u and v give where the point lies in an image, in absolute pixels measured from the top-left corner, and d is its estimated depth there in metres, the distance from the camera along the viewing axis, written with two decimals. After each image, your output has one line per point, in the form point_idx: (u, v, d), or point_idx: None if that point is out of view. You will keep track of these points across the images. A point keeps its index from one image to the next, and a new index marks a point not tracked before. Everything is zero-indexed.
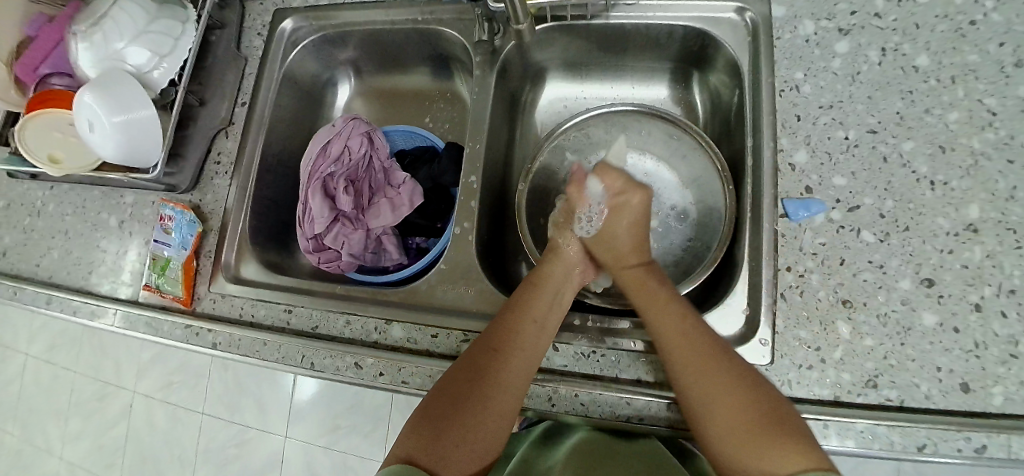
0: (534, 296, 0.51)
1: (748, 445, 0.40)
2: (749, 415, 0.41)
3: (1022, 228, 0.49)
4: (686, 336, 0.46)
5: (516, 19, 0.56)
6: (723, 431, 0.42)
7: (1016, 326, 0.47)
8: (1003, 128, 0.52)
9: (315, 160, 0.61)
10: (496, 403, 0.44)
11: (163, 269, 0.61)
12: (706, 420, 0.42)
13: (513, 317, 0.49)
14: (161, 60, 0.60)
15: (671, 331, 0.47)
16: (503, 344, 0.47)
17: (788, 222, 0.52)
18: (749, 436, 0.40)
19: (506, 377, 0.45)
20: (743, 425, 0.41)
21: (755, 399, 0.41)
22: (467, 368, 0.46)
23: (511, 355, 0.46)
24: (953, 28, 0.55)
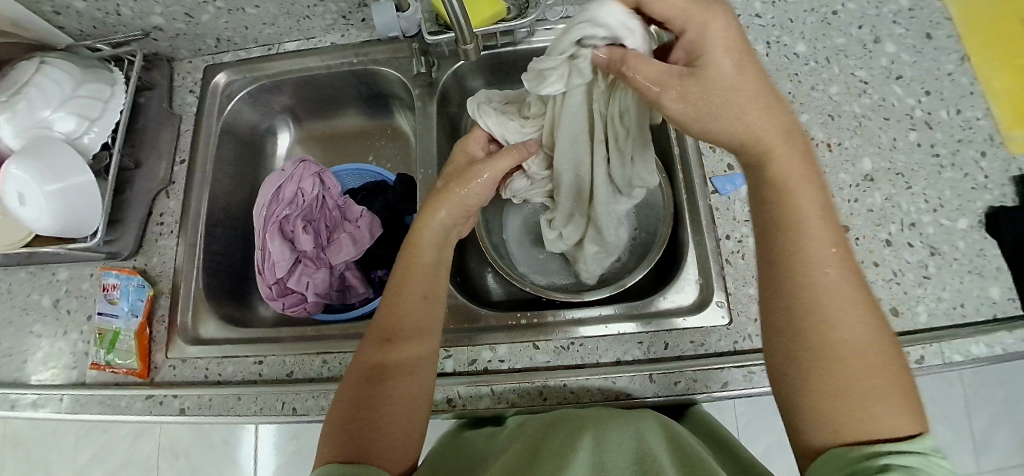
0: (413, 274, 0.48)
1: (852, 393, 0.32)
2: (874, 363, 0.33)
3: (907, 171, 0.59)
4: (819, 259, 0.35)
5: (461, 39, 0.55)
6: (852, 386, 0.32)
7: (922, 252, 0.56)
8: (876, 93, 0.63)
9: (268, 205, 0.60)
10: (397, 393, 0.43)
11: (113, 343, 0.59)
12: (828, 368, 0.33)
13: (396, 300, 0.47)
14: (92, 124, 0.59)
15: (816, 250, 0.36)
16: (394, 330, 0.46)
17: (719, 196, 0.58)
18: (864, 386, 0.32)
19: (399, 363, 0.44)
20: (874, 377, 0.32)
21: (876, 354, 0.33)
22: (366, 363, 0.44)
23: (397, 339, 0.45)
24: (819, 18, 0.67)
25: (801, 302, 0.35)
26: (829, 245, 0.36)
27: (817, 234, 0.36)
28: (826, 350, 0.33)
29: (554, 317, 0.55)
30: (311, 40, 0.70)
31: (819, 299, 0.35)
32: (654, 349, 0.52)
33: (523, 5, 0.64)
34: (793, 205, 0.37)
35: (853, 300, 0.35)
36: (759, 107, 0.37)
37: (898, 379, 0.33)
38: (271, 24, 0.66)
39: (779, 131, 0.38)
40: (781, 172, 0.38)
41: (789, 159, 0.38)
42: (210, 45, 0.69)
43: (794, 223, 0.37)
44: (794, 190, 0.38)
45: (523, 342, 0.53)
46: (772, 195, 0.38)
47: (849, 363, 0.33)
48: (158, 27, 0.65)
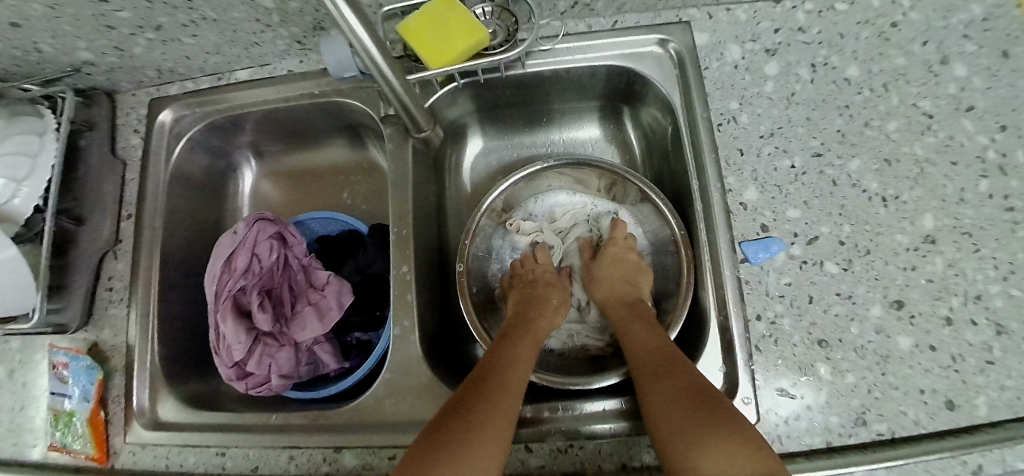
0: (523, 339, 0.52)
1: (699, 440, 0.38)
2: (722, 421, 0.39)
3: (975, 230, 0.49)
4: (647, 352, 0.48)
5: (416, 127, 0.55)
6: (687, 448, 0.38)
7: (987, 331, 0.47)
8: (942, 130, 0.52)
9: (219, 276, 0.52)
10: (485, 426, 0.39)
11: (67, 425, 0.54)
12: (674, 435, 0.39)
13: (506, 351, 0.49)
14: (20, 184, 0.50)
15: (644, 352, 0.49)
16: (497, 377, 0.45)
17: (749, 265, 0.49)
18: (713, 439, 0.37)
19: (494, 403, 0.42)
20: (708, 431, 0.38)
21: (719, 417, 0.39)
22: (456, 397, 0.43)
23: (510, 384, 0.44)
24: (875, 33, 0.55)
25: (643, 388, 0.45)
26: (658, 343, 0.49)
27: (642, 333, 0.51)
28: (662, 417, 0.41)
29: (551, 411, 0.49)
30: (265, 67, 0.60)
31: (660, 380, 0.44)
32: None
33: (511, 27, 0.52)
34: (631, 329, 0.53)
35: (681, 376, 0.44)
36: (612, 266, 0.60)
37: (741, 433, 0.38)
38: (216, 54, 0.56)
39: (613, 291, 0.58)
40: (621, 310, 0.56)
41: (622, 286, 0.58)
42: (152, 76, 0.60)
43: (628, 329, 0.53)
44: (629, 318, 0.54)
45: (515, 443, 0.47)
46: (630, 336, 0.52)
47: (678, 424, 0.40)
48: (88, 61, 0.55)
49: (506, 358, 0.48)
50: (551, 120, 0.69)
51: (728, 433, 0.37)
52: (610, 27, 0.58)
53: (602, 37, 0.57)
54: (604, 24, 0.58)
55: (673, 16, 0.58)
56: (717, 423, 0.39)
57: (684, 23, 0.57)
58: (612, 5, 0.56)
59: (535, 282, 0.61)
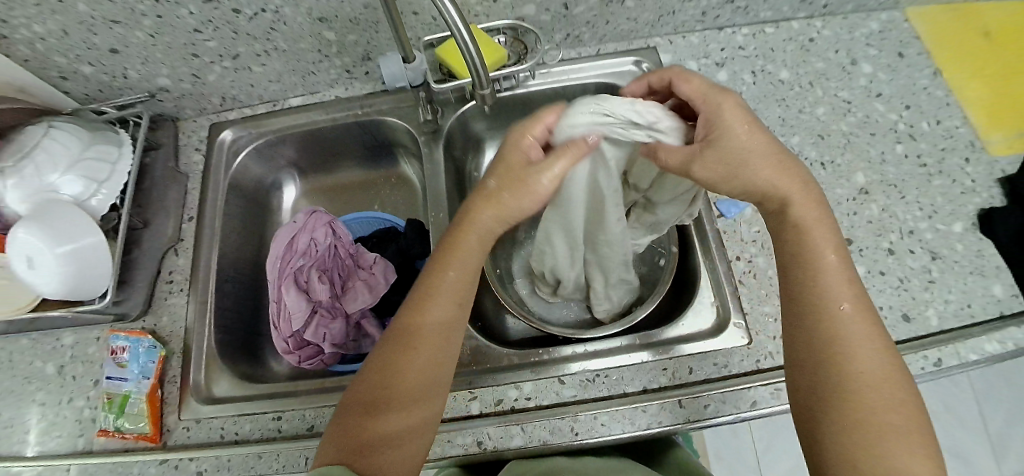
0: (442, 275, 0.46)
1: (885, 440, 0.36)
2: (901, 399, 0.37)
3: (899, 183, 0.60)
4: (836, 309, 0.40)
5: (477, 85, 0.55)
6: (890, 424, 0.36)
7: (925, 257, 0.56)
8: (859, 111, 0.65)
9: (282, 257, 0.61)
10: (397, 396, 0.42)
11: (121, 407, 0.54)
12: (854, 394, 0.37)
13: (418, 305, 0.46)
14: (100, 186, 0.58)
15: (835, 296, 0.41)
16: (406, 338, 0.44)
17: (725, 219, 0.61)
18: (909, 438, 0.36)
19: (412, 389, 0.43)
20: (894, 417, 0.37)
21: (900, 385, 0.38)
22: (373, 384, 0.43)
23: (415, 346, 0.44)
24: (798, 46, 0.70)
25: (819, 334, 0.40)
26: (846, 289, 0.41)
27: (828, 254, 0.42)
28: (857, 372, 0.38)
29: (575, 350, 0.56)
30: (315, 95, 0.73)
31: (848, 332, 0.39)
32: (679, 374, 0.53)
33: (521, 51, 0.66)
34: (803, 256, 0.43)
35: (869, 334, 0.39)
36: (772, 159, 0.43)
37: (916, 418, 0.37)
38: (277, 82, 0.69)
39: (784, 171, 0.43)
40: (806, 218, 0.43)
41: (810, 211, 0.43)
42: (215, 104, 0.71)
43: (813, 266, 0.42)
44: (819, 237, 0.43)
45: (549, 377, 0.54)
46: (789, 237, 0.43)
47: (869, 389, 0.37)
48: (164, 87, 0.66)
49: (410, 322, 0.45)
50: None
51: (907, 411, 0.37)
52: (595, 53, 0.72)
53: (589, 61, 0.71)
54: (590, 51, 0.72)
55: (643, 43, 0.72)
56: (898, 403, 0.37)
57: (653, 48, 0.71)
58: (595, 36, 0.70)
59: (472, 245, 0.47)
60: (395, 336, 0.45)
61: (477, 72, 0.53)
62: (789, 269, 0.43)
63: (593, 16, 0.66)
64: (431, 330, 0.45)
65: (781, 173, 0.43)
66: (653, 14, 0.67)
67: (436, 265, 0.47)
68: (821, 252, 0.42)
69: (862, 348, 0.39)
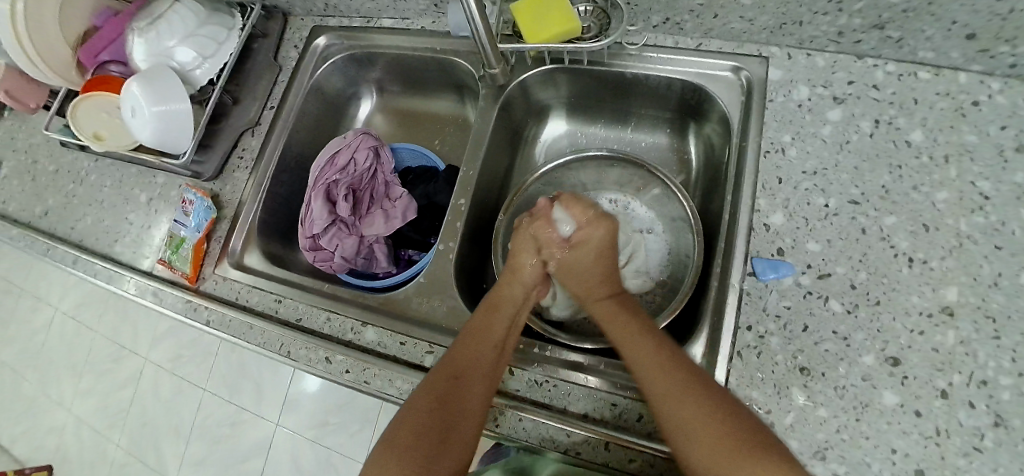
0: (493, 316, 0.54)
1: (727, 463, 0.40)
2: (722, 419, 0.41)
3: (1002, 316, 0.47)
4: (649, 360, 0.47)
5: (488, 62, 0.61)
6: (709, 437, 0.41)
7: (985, 418, 0.45)
8: (995, 213, 0.50)
9: (322, 167, 0.66)
10: (461, 417, 0.47)
11: (177, 247, 0.69)
12: (681, 425, 0.43)
13: (472, 337, 0.52)
14: (204, 61, 0.67)
15: (648, 362, 0.48)
16: (462, 366, 0.50)
17: (756, 280, 0.52)
18: (727, 454, 0.40)
19: (468, 402, 0.48)
20: (707, 434, 0.41)
21: (711, 405, 0.42)
22: (436, 390, 0.48)
23: (470, 371, 0.49)
24: (951, 107, 0.54)
25: (649, 376, 0.47)
26: (657, 352, 0.48)
27: (612, 313, 0.55)
28: (667, 401, 0.44)
29: (540, 350, 0.56)
30: (404, 21, 0.73)
31: (652, 379, 0.46)
32: (625, 417, 0.50)
33: (603, 25, 0.60)
34: (617, 325, 0.53)
35: (669, 372, 0.46)
36: (602, 270, 0.58)
37: (739, 437, 0.40)
38: (371, 0, 0.71)
39: (603, 281, 0.58)
40: (604, 309, 0.56)
41: (604, 305, 0.56)
42: (320, 8, 0.76)
43: (630, 344, 0.51)
44: (619, 319, 0.54)
45: None
46: (614, 322, 0.54)
47: (674, 406, 0.44)
48: None
49: (468, 348, 0.51)
50: (621, 123, 0.74)
51: (727, 429, 0.41)
52: (695, 47, 0.62)
53: (685, 54, 0.62)
54: (689, 43, 0.62)
55: (754, 49, 0.61)
56: (709, 422, 0.42)
57: (763, 58, 0.60)
58: (699, 28, 0.61)
59: (594, 290, 0.58)
60: (453, 356, 0.51)
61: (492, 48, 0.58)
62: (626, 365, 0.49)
63: (698, 5, 0.57)
64: (489, 360, 0.50)
65: (602, 261, 0.58)
66: (776, 19, 0.56)
67: (485, 309, 0.55)
68: (635, 347, 0.50)
69: (686, 409, 0.43)
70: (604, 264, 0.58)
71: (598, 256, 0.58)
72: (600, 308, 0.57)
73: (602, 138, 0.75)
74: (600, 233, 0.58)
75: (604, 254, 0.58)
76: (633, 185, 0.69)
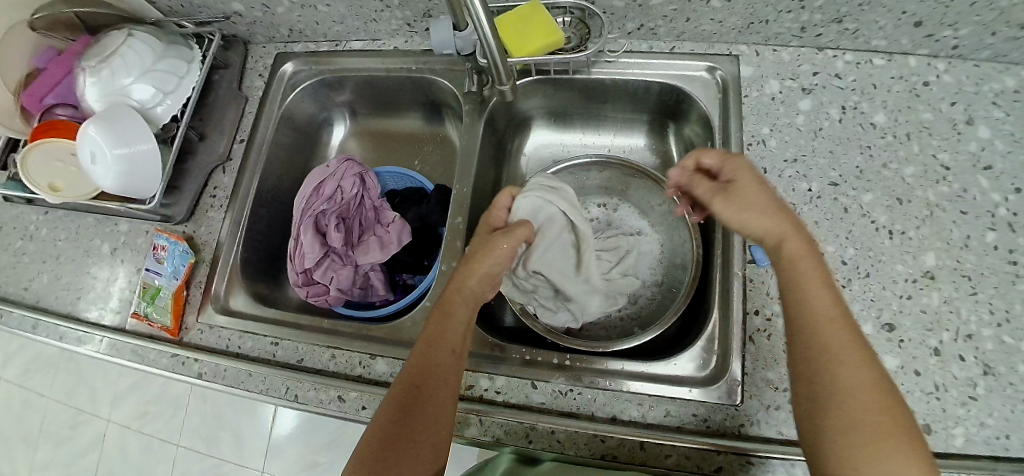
0: (444, 323, 0.49)
1: (875, 448, 0.35)
2: (888, 404, 0.37)
3: (976, 275, 0.52)
4: (833, 322, 0.40)
5: (499, 78, 0.60)
6: (875, 423, 0.36)
7: (974, 369, 0.49)
8: (956, 182, 0.56)
9: (308, 198, 0.64)
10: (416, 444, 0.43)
11: (152, 298, 0.63)
12: (839, 391, 0.38)
13: (424, 351, 0.47)
14: (165, 97, 0.63)
15: (826, 311, 0.41)
16: (424, 382, 0.45)
17: (756, 267, 0.55)
18: (874, 443, 0.35)
19: (433, 406, 0.44)
20: (864, 412, 0.37)
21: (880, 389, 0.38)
22: (402, 394, 0.45)
23: (425, 390, 0.45)
24: (907, 88, 0.60)
25: (810, 331, 0.41)
26: (833, 308, 0.42)
27: (812, 267, 0.43)
28: (834, 365, 0.39)
29: (559, 359, 0.56)
30: (375, 42, 0.72)
31: (828, 338, 0.40)
32: (653, 414, 0.51)
33: (584, 35, 0.62)
34: (799, 267, 0.43)
35: (852, 340, 0.40)
36: (760, 199, 0.47)
37: (899, 424, 0.36)
38: (340, 23, 0.69)
39: (784, 219, 0.46)
40: (788, 252, 0.44)
41: (798, 244, 0.44)
42: (284, 34, 0.73)
43: (806, 286, 0.43)
44: (803, 266, 0.43)
45: (523, 378, 0.54)
46: (786, 267, 0.44)
47: (853, 378, 0.38)
48: (237, 12, 0.69)
49: (418, 367, 0.46)
50: (602, 127, 0.75)
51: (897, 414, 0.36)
52: (669, 51, 0.65)
53: (660, 58, 0.65)
54: (664, 47, 0.65)
55: (724, 49, 0.64)
56: (871, 404, 0.37)
57: (733, 56, 0.63)
58: (672, 32, 0.63)
59: (780, 240, 0.45)
60: (412, 364, 0.47)
61: (496, 60, 0.56)
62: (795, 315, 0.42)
63: (672, 10, 0.59)
64: (444, 377, 0.46)
65: (778, 216, 0.46)
66: (743, 19, 0.59)
67: (435, 317, 0.49)
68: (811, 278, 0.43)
69: (849, 368, 0.38)
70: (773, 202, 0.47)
71: (779, 212, 0.46)
72: (786, 256, 0.44)
73: (584, 143, 0.76)
74: (766, 189, 0.47)
75: (749, 195, 0.48)
76: (621, 186, 0.70)
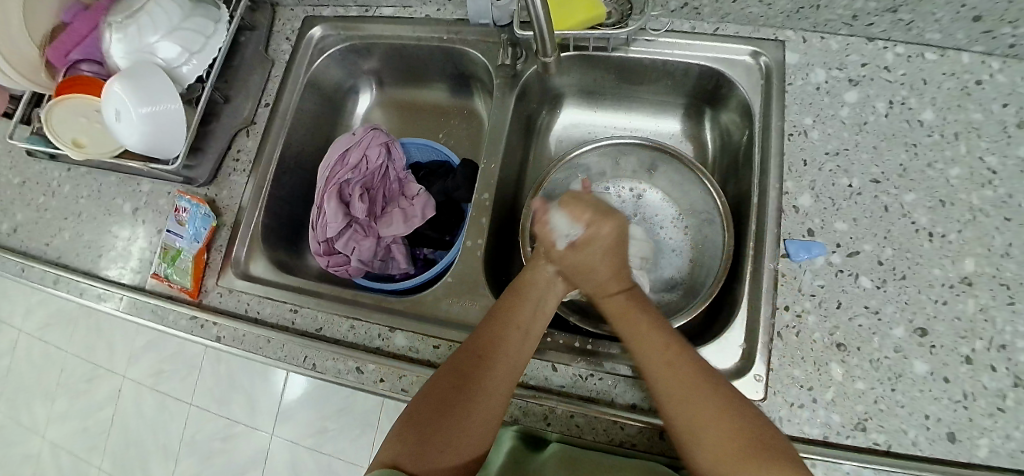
0: (520, 304, 0.50)
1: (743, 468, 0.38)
2: (739, 430, 0.39)
3: (1015, 284, 0.51)
4: (665, 354, 0.45)
5: (543, 50, 0.58)
6: (717, 442, 0.40)
7: (1004, 379, 0.48)
8: (1003, 186, 0.54)
9: (333, 166, 0.64)
10: (469, 421, 0.43)
11: (174, 260, 0.63)
12: (692, 429, 0.41)
13: (493, 331, 0.47)
14: (191, 56, 0.61)
15: (654, 347, 0.46)
16: (493, 357, 0.46)
17: (788, 261, 0.53)
18: (738, 465, 0.38)
19: (495, 382, 0.45)
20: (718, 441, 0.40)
21: (732, 411, 0.40)
22: (449, 382, 0.44)
23: (488, 363, 0.45)
24: (959, 86, 0.57)
25: (642, 357, 0.46)
26: (665, 337, 0.46)
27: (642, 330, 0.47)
28: (695, 425, 0.41)
29: (581, 344, 0.55)
30: (407, 9, 0.69)
31: (660, 374, 0.44)
32: None
33: (625, 11, 0.59)
34: (641, 335, 0.47)
35: (695, 375, 0.43)
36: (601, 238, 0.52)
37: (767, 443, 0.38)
38: None
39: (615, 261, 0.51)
40: (616, 306, 0.50)
41: (640, 312, 0.49)
42: None
43: (626, 315, 0.49)
44: (648, 334, 0.47)
45: (543, 360, 0.54)
46: (626, 328, 0.48)
47: (693, 426, 0.41)
48: None
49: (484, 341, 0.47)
50: (633, 110, 0.73)
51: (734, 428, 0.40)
52: (712, 33, 0.62)
53: (702, 39, 0.62)
54: (706, 29, 0.63)
55: (770, 34, 0.61)
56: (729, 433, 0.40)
57: (779, 42, 0.61)
58: (718, 13, 0.61)
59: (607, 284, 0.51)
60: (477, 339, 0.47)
61: (542, 28, 0.52)
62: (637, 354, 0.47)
63: None
64: (509, 356, 0.46)
65: (609, 257, 0.50)
66: (794, 3, 0.56)
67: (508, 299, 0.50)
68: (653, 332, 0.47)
69: (695, 390, 0.42)
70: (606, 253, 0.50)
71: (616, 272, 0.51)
72: (616, 304, 0.50)
73: (614, 125, 0.74)
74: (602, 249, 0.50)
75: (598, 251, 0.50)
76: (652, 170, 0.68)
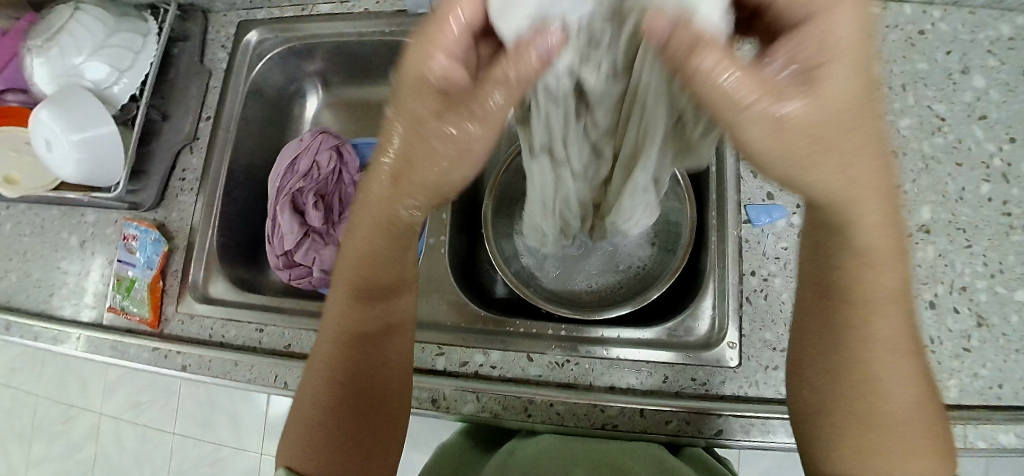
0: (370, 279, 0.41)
1: (884, 448, 0.34)
2: (924, 417, 0.34)
3: (969, 228, 0.52)
4: (874, 316, 0.33)
5: None
6: (897, 431, 0.34)
7: (967, 320, 0.50)
8: (952, 133, 0.55)
9: (283, 174, 0.62)
10: (389, 413, 0.43)
11: (128, 289, 0.62)
12: (873, 406, 0.34)
13: (354, 327, 0.42)
14: (121, 75, 0.58)
15: (883, 293, 0.33)
16: (372, 358, 0.42)
17: (751, 227, 0.53)
18: (910, 451, 0.33)
19: (389, 375, 0.43)
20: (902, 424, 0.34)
21: (920, 404, 0.34)
22: (342, 407, 0.41)
23: (377, 364, 0.42)
24: (903, 37, 0.58)
25: (861, 307, 0.33)
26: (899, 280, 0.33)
27: (895, 329, 0.33)
28: (869, 393, 0.34)
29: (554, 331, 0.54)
30: (344, 4, 0.66)
31: (881, 343, 0.33)
32: (652, 380, 0.50)
33: None
34: (881, 278, 0.32)
35: (900, 345, 0.34)
36: (861, 135, 0.27)
37: (934, 425, 0.34)
38: None
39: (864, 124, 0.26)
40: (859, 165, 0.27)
41: (878, 202, 0.29)
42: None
43: (876, 268, 0.32)
44: (884, 281, 0.32)
45: (517, 351, 0.53)
46: (843, 259, 0.33)
47: (907, 429, 0.33)
48: None
49: (355, 348, 0.42)
50: None
51: (920, 417, 0.34)
52: None
53: None
54: None
55: None
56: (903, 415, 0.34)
57: None
58: None
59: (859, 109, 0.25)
60: (342, 341, 0.42)
61: None
62: (848, 287, 0.33)
63: None
64: (389, 347, 0.43)
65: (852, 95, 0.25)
66: None
67: (352, 286, 0.41)
68: (890, 276, 0.32)
69: (887, 368, 0.34)
70: (845, 111, 0.25)
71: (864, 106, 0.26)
72: (869, 234, 0.31)
73: None
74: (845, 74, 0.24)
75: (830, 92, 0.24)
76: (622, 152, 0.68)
